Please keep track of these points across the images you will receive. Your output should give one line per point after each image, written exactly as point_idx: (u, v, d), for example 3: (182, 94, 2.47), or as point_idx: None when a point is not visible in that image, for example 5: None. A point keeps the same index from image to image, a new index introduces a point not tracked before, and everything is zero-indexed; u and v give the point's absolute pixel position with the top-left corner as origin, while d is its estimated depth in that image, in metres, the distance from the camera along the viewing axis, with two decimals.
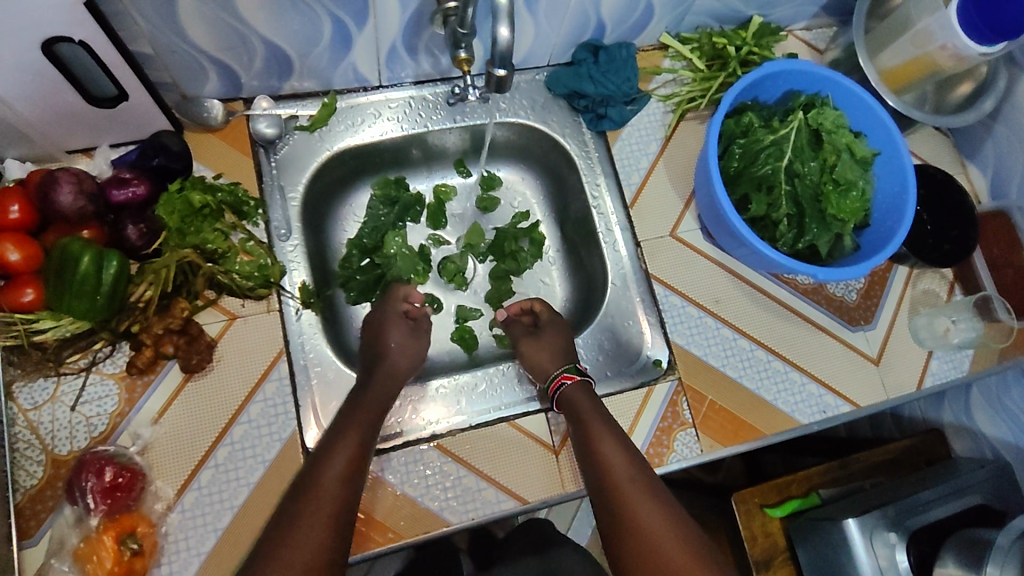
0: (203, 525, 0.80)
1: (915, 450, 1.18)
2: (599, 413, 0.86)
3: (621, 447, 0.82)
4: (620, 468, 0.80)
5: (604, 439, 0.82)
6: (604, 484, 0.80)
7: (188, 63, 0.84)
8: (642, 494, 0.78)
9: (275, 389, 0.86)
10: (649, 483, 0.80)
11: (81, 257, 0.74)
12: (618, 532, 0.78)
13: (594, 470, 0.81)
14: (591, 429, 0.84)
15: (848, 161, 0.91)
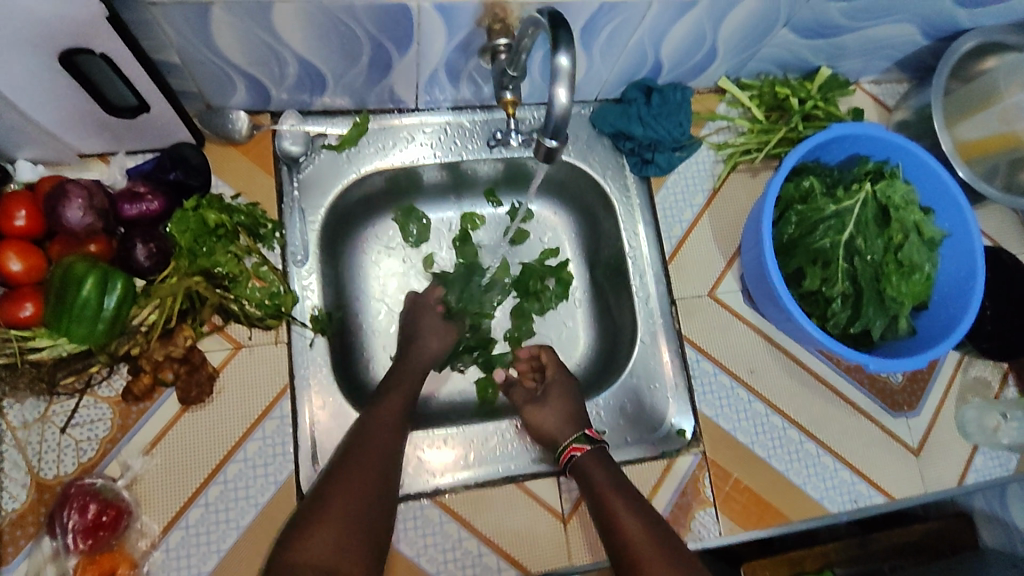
0: (188, 566, 0.76)
1: (943, 535, 0.94)
2: (617, 481, 0.79)
3: (641, 516, 0.74)
4: (641, 539, 0.72)
5: (621, 509, 0.75)
6: (623, 558, 0.72)
7: (216, 76, 0.79)
8: (663, 563, 0.69)
9: (275, 427, 0.82)
10: (673, 554, 0.70)
11: (84, 282, 0.70)
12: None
13: (614, 546, 0.73)
14: (609, 500, 0.76)
15: (916, 242, 0.83)
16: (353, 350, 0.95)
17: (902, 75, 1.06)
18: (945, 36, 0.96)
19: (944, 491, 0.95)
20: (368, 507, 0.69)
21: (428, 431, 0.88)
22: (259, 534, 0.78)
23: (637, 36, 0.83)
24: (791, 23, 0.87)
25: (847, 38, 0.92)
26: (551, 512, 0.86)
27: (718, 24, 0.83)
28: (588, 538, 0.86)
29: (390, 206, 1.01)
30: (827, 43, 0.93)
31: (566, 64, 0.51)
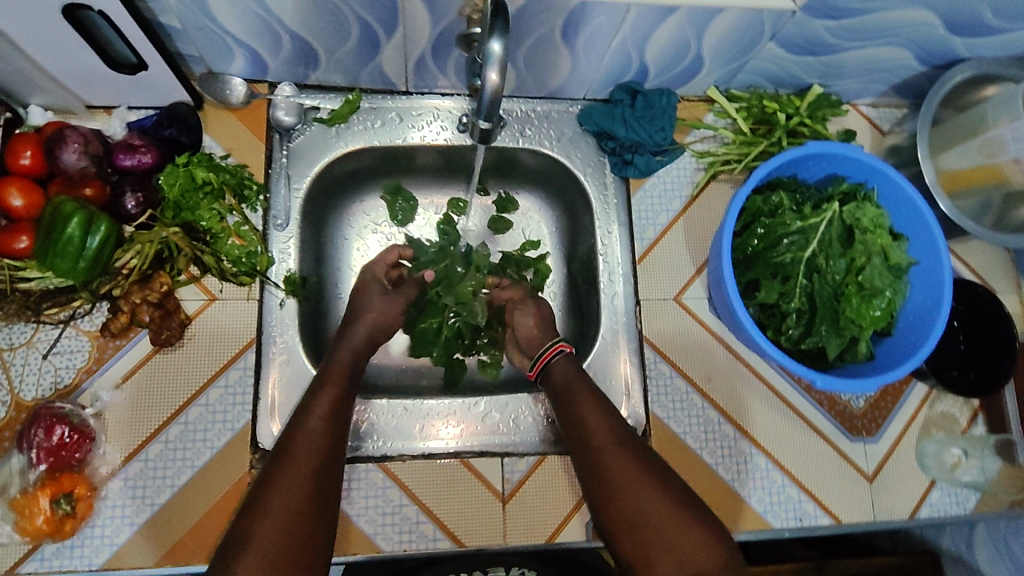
0: (142, 497, 0.82)
1: (900, 570, 0.94)
2: (584, 380, 0.86)
3: (603, 411, 0.82)
4: (602, 430, 0.80)
5: (587, 405, 0.82)
6: (584, 444, 0.80)
7: (216, 43, 0.84)
8: (620, 454, 0.77)
9: (238, 378, 0.86)
10: (630, 442, 0.79)
11: (70, 220, 0.76)
12: (598, 493, 0.77)
13: (577, 436, 0.81)
14: (576, 396, 0.84)
15: (878, 266, 0.83)
16: (325, 316, 1.00)
17: (901, 101, 1.05)
18: (941, 64, 0.95)
19: (894, 521, 0.94)
20: (295, 539, 0.65)
21: (385, 400, 0.92)
22: (211, 475, 0.83)
23: (618, 38, 0.85)
24: (777, 37, 0.88)
25: (846, 56, 0.93)
26: (491, 490, 0.89)
27: (700, 32, 0.85)
28: (524, 520, 0.88)
29: (378, 184, 1.05)
30: (818, 60, 0.94)
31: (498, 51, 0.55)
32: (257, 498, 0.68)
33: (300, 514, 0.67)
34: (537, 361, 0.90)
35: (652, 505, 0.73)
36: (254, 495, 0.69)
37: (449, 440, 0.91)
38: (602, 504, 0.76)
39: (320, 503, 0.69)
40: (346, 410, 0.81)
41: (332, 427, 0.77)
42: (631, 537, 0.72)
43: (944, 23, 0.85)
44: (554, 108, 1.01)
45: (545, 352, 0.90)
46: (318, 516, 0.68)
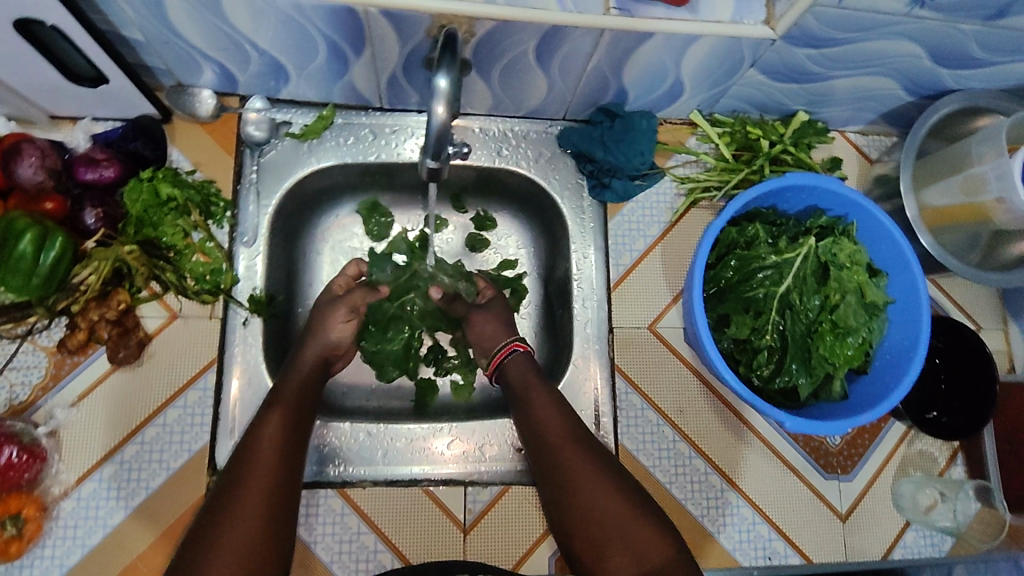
0: (95, 518, 0.80)
1: None
2: (538, 376, 0.85)
3: (557, 402, 0.81)
4: (557, 424, 0.79)
5: (541, 398, 0.82)
6: (539, 440, 0.79)
7: (182, 56, 0.82)
8: (573, 447, 0.77)
9: (197, 398, 0.85)
10: (581, 435, 0.78)
11: (22, 236, 0.74)
12: (552, 487, 0.75)
13: (531, 432, 0.80)
14: (530, 390, 0.83)
15: (853, 303, 0.80)
16: (295, 335, 0.98)
17: (890, 129, 1.03)
18: (930, 94, 0.92)
19: (867, 563, 0.92)
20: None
21: (348, 423, 0.89)
22: (167, 497, 0.82)
23: (594, 60, 0.83)
24: (758, 64, 0.85)
25: (837, 84, 0.90)
26: (453, 520, 0.87)
27: (678, 57, 0.83)
28: (485, 552, 0.87)
29: (355, 200, 1.03)
30: (802, 87, 0.91)
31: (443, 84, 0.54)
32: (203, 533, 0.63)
33: (249, 548, 0.63)
34: (493, 358, 0.89)
35: (602, 501, 0.72)
36: (204, 526, 0.64)
37: (411, 467, 0.88)
38: (558, 501, 0.74)
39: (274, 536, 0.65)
40: (298, 414, 0.77)
41: (283, 451, 0.72)
42: (584, 535, 0.72)
43: (931, 54, 0.82)
44: (533, 128, 0.99)
45: (499, 349, 0.89)
46: (270, 552, 0.64)
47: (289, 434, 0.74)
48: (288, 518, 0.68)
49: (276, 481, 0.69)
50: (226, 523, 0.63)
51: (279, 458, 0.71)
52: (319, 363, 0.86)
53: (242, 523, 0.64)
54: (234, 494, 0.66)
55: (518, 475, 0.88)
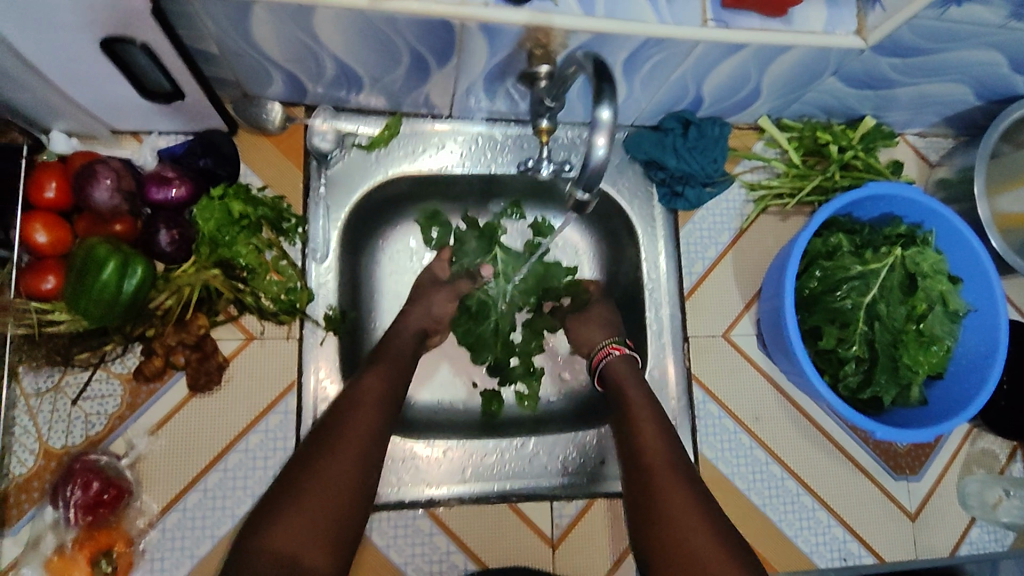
0: (182, 548, 0.78)
1: None
2: (641, 390, 0.84)
3: (659, 427, 0.80)
4: (654, 443, 0.78)
5: (638, 406, 0.82)
6: (638, 458, 0.78)
7: (254, 68, 0.79)
8: (660, 450, 0.77)
9: (279, 422, 0.83)
10: (674, 461, 0.76)
11: (105, 265, 0.71)
12: (638, 493, 0.75)
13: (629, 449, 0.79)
14: (628, 397, 0.83)
15: (939, 314, 0.83)
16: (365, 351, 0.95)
17: (948, 131, 1.04)
18: (998, 99, 0.93)
19: (936, 559, 0.95)
20: (320, 527, 0.65)
21: (425, 443, 0.88)
22: None
23: (680, 71, 0.81)
24: (839, 73, 0.84)
25: (899, 91, 0.90)
26: (541, 536, 0.88)
27: (764, 67, 0.82)
28: (573, 562, 0.87)
29: (414, 209, 0.99)
30: (875, 94, 0.91)
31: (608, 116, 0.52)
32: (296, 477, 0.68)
33: (332, 504, 0.66)
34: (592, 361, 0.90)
35: (680, 519, 0.70)
36: (299, 467, 0.69)
37: (494, 483, 0.88)
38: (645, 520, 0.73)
39: (357, 498, 0.68)
40: (393, 402, 0.78)
41: (377, 423, 0.74)
42: (663, 550, 0.70)
43: (1011, 62, 0.83)
44: None
45: (598, 350, 0.90)
46: (349, 513, 0.67)
47: (383, 411, 0.76)
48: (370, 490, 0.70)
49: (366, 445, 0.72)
50: (318, 473, 0.67)
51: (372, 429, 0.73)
52: (418, 336, 0.89)
53: (331, 476, 0.68)
54: (327, 446, 0.70)
55: (602, 488, 0.89)
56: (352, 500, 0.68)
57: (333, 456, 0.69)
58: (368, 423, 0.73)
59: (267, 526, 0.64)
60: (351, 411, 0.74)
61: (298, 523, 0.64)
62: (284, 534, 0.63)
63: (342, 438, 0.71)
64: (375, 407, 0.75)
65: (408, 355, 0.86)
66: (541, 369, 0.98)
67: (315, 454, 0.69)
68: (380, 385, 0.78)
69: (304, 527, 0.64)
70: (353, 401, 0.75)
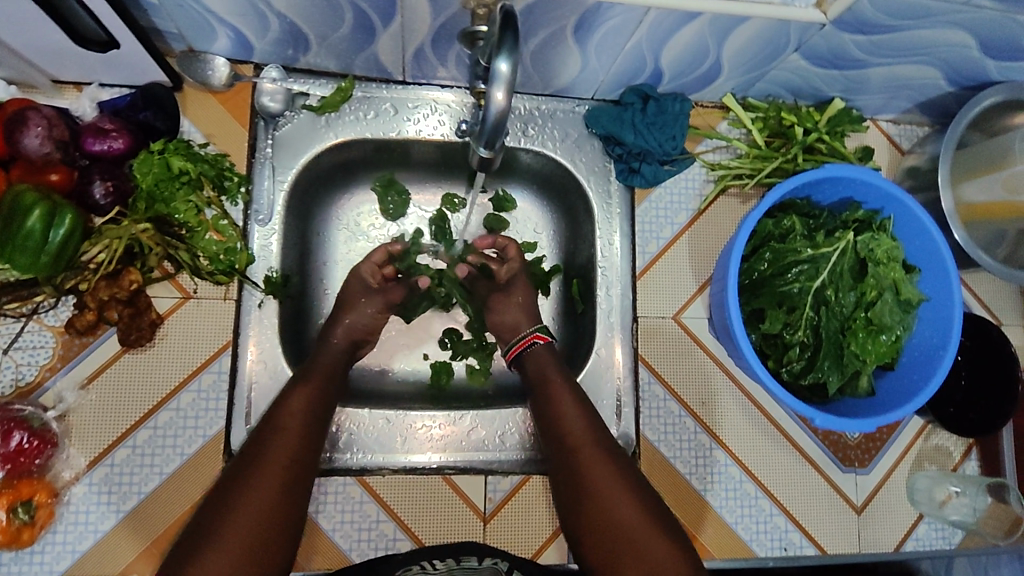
0: (108, 503, 0.78)
1: None
2: (560, 368, 0.83)
3: (579, 402, 0.79)
4: (579, 425, 0.77)
5: (568, 408, 0.78)
6: (561, 440, 0.77)
7: (196, 21, 0.77)
8: (596, 455, 0.75)
9: (211, 382, 0.82)
10: (596, 425, 0.78)
11: (30, 212, 0.71)
12: (569, 496, 0.75)
13: (553, 432, 0.78)
14: (554, 386, 0.81)
15: (889, 302, 0.81)
16: (309, 317, 0.94)
17: (923, 119, 1.01)
18: (972, 85, 0.90)
19: (879, 553, 0.93)
20: (251, 556, 0.64)
21: (366, 409, 0.87)
22: (181, 484, 0.80)
23: (634, 39, 0.79)
24: (802, 48, 0.81)
25: (870, 72, 0.87)
26: (473, 509, 0.86)
27: (721, 40, 0.79)
28: (506, 538, 0.86)
29: (369, 176, 0.98)
30: (843, 74, 0.88)
31: (505, 70, 0.53)
32: (221, 502, 0.66)
33: (261, 526, 0.66)
34: (513, 347, 0.87)
35: (602, 505, 0.72)
36: (222, 491, 0.67)
37: (433, 454, 0.87)
38: (574, 510, 0.74)
39: (285, 517, 0.68)
40: (320, 408, 0.77)
41: (304, 426, 0.74)
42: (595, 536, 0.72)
43: (982, 45, 0.79)
44: (559, 107, 0.95)
45: (520, 339, 0.87)
46: (280, 535, 0.67)
47: (311, 424, 0.74)
48: (300, 506, 0.69)
49: (294, 459, 0.71)
50: (251, 486, 0.67)
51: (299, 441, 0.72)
52: (349, 345, 0.86)
53: (256, 498, 0.66)
54: (248, 473, 0.68)
55: (538, 464, 0.88)
56: (280, 522, 0.67)
57: (258, 478, 0.68)
58: (295, 437, 0.72)
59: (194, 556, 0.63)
60: (280, 424, 0.73)
61: (230, 554, 0.63)
62: (215, 563, 0.62)
63: (267, 455, 0.70)
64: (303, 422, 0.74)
65: (340, 366, 0.83)
66: (492, 343, 0.99)
67: (241, 478, 0.68)
68: (309, 394, 0.76)
69: (232, 557, 0.63)
70: (279, 415, 0.74)
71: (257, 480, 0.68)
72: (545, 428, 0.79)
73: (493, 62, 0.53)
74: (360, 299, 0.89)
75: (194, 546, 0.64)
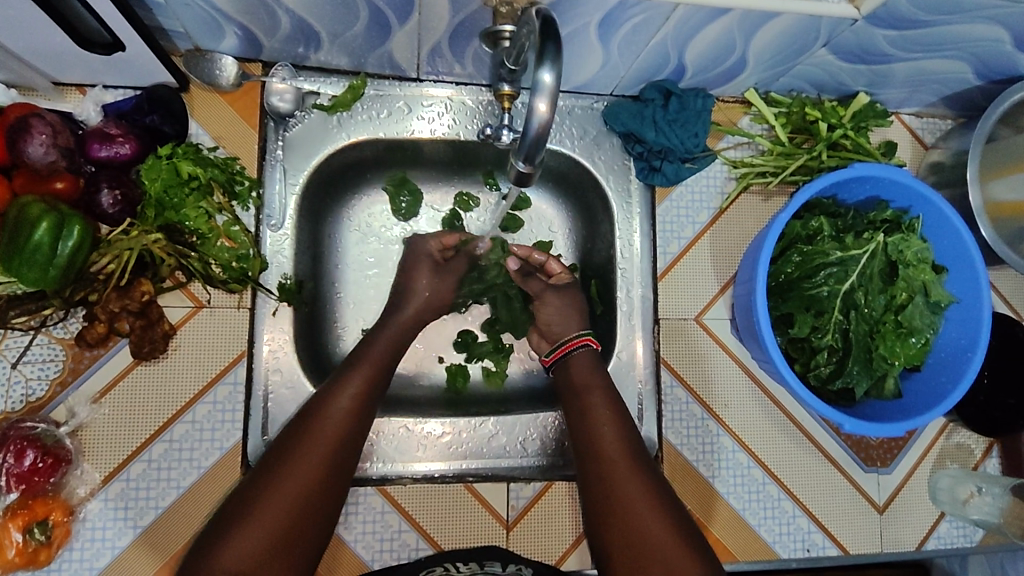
0: (124, 519, 0.76)
1: None
2: (595, 376, 0.82)
3: (613, 413, 0.78)
4: (612, 435, 0.76)
5: (604, 420, 0.77)
6: (592, 449, 0.75)
7: (203, 20, 0.74)
8: (629, 467, 0.73)
9: (227, 394, 0.80)
10: (629, 436, 0.76)
11: (38, 225, 0.68)
12: (597, 504, 0.72)
13: (584, 440, 0.76)
14: (589, 395, 0.79)
15: (920, 304, 0.80)
16: (323, 322, 0.91)
17: (946, 112, 0.99)
18: (1000, 79, 0.88)
19: (901, 552, 0.93)
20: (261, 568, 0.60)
21: (385, 417, 0.86)
22: (198, 498, 0.78)
23: (659, 35, 0.76)
24: (830, 44, 0.79)
25: (897, 67, 0.84)
26: (496, 517, 0.85)
27: (749, 36, 0.76)
28: (529, 545, 0.85)
29: (381, 176, 0.95)
30: (869, 69, 0.85)
31: (549, 80, 0.53)
32: (236, 510, 0.63)
33: (280, 534, 0.62)
34: (557, 349, 0.86)
35: (632, 515, 0.69)
36: (246, 490, 0.64)
37: (451, 463, 0.86)
38: (601, 517, 0.71)
39: (303, 530, 0.64)
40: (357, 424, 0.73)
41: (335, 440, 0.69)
42: (622, 546, 0.68)
43: (1015, 39, 0.77)
44: (577, 103, 0.92)
45: (568, 341, 0.86)
46: (290, 553, 0.63)
47: (350, 429, 0.70)
48: (321, 519, 0.66)
49: (326, 466, 0.67)
50: (269, 495, 0.63)
51: (335, 446, 0.68)
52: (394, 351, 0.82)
53: (278, 505, 0.63)
54: (267, 480, 0.65)
55: (560, 470, 0.86)
56: (297, 534, 0.63)
57: (285, 480, 0.65)
58: (329, 444, 0.68)
59: (210, 554, 0.60)
60: (315, 427, 0.69)
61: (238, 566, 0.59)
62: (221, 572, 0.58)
63: (291, 466, 0.66)
64: (342, 428, 0.70)
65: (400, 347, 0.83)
66: (509, 345, 0.97)
67: (268, 479, 0.65)
68: (351, 399, 0.72)
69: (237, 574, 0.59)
70: (315, 416, 0.70)
71: (282, 486, 0.64)
72: (578, 436, 0.78)
73: (536, 73, 0.53)
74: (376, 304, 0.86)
75: (201, 554, 0.60)
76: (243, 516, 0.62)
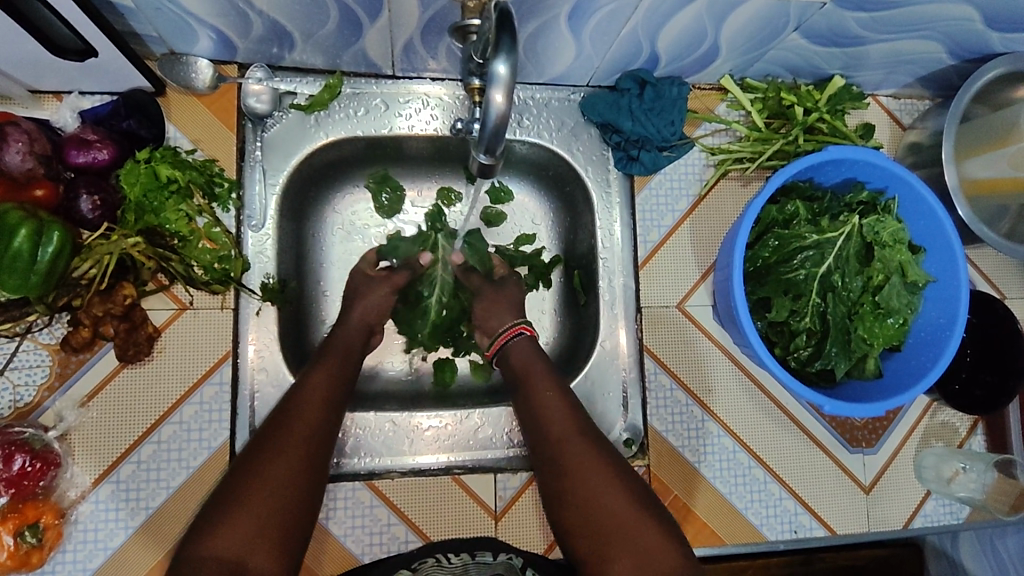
0: (115, 520, 0.77)
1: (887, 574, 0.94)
2: (542, 362, 0.83)
3: (561, 394, 0.79)
4: (562, 420, 0.76)
5: (552, 402, 0.78)
6: (545, 436, 0.76)
7: (177, 25, 0.74)
8: (587, 458, 0.73)
9: (213, 394, 0.81)
10: (580, 415, 0.77)
11: (17, 231, 0.69)
12: (555, 486, 0.74)
13: (536, 427, 0.77)
14: (536, 380, 0.80)
15: (898, 285, 0.80)
16: (308, 320, 0.92)
17: (923, 92, 0.99)
18: (974, 57, 0.88)
19: (888, 531, 0.93)
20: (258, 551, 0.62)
21: (372, 412, 0.86)
22: (188, 496, 0.79)
23: (630, 24, 0.76)
24: (801, 28, 0.79)
25: (870, 49, 0.85)
26: (484, 508, 0.86)
27: (720, 22, 0.77)
28: (516, 534, 0.86)
29: (362, 173, 0.95)
30: (843, 52, 0.86)
31: (504, 72, 0.54)
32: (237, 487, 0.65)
33: (269, 529, 0.63)
34: (495, 342, 0.86)
35: (586, 497, 0.71)
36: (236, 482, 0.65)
37: (440, 456, 0.87)
38: (560, 497, 0.73)
39: (292, 527, 0.65)
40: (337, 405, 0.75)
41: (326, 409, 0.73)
42: (584, 525, 0.70)
43: (985, 17, 0.77)
44: (554, 95, 0.93)
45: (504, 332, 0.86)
46: (292, 521, 0.65)
47: (321, 428, 0.71)
48: (310, 509, 0.67)
49: (306, 460, 0.68)
50: (264, 470, 0.66)
51: (309, 444, 0.70)
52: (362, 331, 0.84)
53: (273, 483, 0.65)
54: (261, 458, 0.67)
55: None
56: (291, 523, 0.65)
57: (273, 473, 0.66)
58: (305, 437, 0.70)
59: (202, 541, 0.62)
60: (298, 406, 0.72)
61: (244, 535, 0.62)
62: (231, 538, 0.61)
63: (283, 445, 0.68)
64: (320, 402, 0.73)
65: (355, 348, 0.82)
66: None
67: (252, 473, 0.66)
68: (321, 390, 0.74)
69: (246, 539, 0.62)
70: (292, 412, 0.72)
71: (266, 482, 0.65)
72: (534, 431, 0.77)
73: (492, 65, 0.54)
74: (365, 300, 0.88)
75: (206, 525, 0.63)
76: (239, 502, 0.63)
